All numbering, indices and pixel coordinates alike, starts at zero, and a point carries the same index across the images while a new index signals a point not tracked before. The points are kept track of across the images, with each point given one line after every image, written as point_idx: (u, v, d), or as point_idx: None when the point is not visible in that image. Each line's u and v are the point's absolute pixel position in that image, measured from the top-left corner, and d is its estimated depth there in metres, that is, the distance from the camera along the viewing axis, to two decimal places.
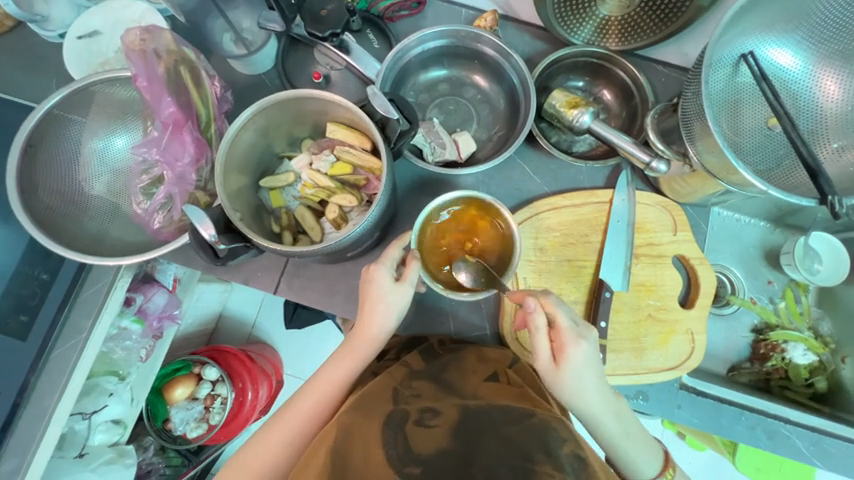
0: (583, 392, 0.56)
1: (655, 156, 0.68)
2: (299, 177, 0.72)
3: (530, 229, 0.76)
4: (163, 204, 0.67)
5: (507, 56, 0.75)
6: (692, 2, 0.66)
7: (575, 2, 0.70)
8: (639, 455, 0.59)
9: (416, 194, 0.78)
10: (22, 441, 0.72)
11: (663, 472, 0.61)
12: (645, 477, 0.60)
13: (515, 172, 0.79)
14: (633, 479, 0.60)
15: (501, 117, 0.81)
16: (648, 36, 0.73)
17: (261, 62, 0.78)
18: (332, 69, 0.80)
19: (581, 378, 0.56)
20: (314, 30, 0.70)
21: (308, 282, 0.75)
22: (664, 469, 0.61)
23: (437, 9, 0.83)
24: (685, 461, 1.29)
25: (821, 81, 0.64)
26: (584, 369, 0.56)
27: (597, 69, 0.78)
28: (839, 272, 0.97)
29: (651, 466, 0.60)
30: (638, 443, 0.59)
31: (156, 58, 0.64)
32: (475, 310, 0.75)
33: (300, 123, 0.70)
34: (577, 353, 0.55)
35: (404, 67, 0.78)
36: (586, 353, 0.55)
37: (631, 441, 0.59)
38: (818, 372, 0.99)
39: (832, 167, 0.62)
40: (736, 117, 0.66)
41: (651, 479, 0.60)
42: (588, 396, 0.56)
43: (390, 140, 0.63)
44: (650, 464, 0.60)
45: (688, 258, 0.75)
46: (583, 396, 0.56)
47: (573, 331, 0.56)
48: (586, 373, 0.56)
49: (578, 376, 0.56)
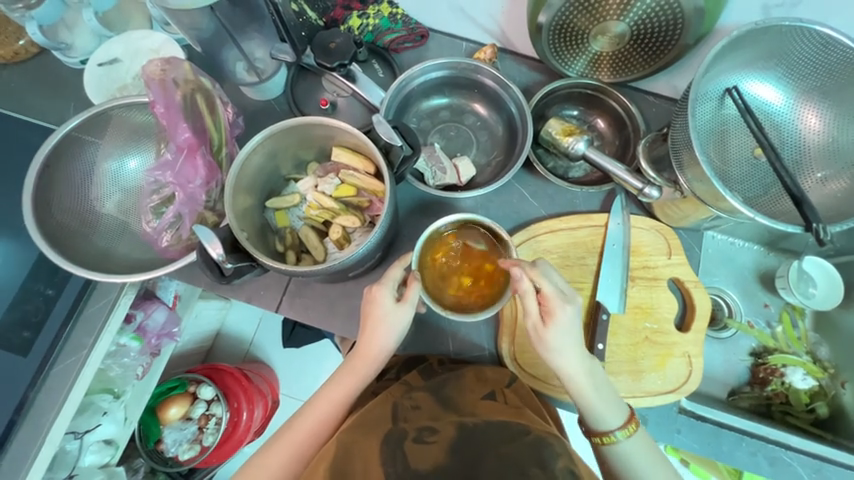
0: (561, 351, 0.59)
1: (647, 182, 0.71)
2: (304, 198, 0.74)
3: (528, 250, 0.78)
4: (171, 223, 0.69)
5: (505, 86, 0.79)
6: (677, 40, 0.69)
7: (568, 39, 0.73)
8: (604, 406, 0.59)
9: (417, 216, 0.80)
10: (16, 460, 0.71)
11: (624, 427, 0.59)
12: (606, 428, 0.59)
13: (513, 195, 0.82)
14: (593, 429, 0.60)
15: (500, 143, 0.84)
16: (639, 70, 0.76)
17: (271, 89, 0.82)
18: (338, 96, 0.84)
19: (563, 338, 0.58)
20: (322, 61, 0.76)
21: (309, 301, 0.76)
22: (626, 425, 0.59)
23: (439, 42, 0.88)
24: None
25: (802, 114, 0.67)
26: (569, 332, 0.58)
27: (591, 99, 0.82)
28: (835, 283, 0.99)
29: (613, 418, 0.59)
30: (604, 397, 0.60)
31: (174, 86, 0.68)
32: (475, 330, 0.76)
33: (307, 147, 0.74)
34: (563, 314, 0.57)
35: (407, 95, 0.82)
36: (571, 313, 0.58)
37: (599, 392, 0.60)
38: (818, 397, 0.99)
39: (817, 196, 0.65)
40: (723, 147, 0.69)
41: (610, 432, 0.59)
42: (564, 353, 0.58)
43: (394, 165, 0.66)
44: (612, 415, 0.59)
45: (683, 282, 0.77)
46: (561, 353, 0.59)
47: (559, 296, 0.58)
48: (570, 332, 0.58)
49: (561, 336, 0.58)
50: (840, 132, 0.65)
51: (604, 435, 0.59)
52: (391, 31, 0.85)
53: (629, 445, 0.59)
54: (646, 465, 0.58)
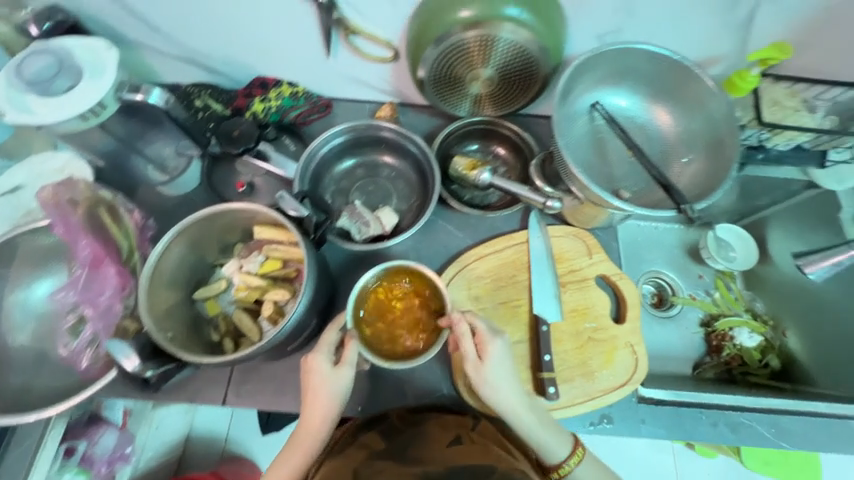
0: (502, 385, 0.61)
1: (547, 196, 0.78)
2: (231, 282, 0.74)
3: (462, 281, 0.82)
4: (91, 339, 0.68)
5: (406, 136, 0.86)
6: (538, 73, 0.76)
7: (449, 86, 0.81)
8: (552, 439, 0.61)
9: (351, 272, 0.82)
10: None
11: (574, 455, 0.62)
12: (557, 461, 0.62)
13: (439, 232, 0.86)
14: (548, 465, 0.62)
15: (415, 187, 0.89)
16: (517, 102, 0.84)
17: (187, 182, 0.84)
18: (255, 176, 0.87)
19: (501, 372, 0.62)
20: (229, 149, 0.80)
21: (257, 384, 0.74)
22: (574, 453, 0.62)
23: (344, 108, 0.97)
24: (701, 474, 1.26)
25: (659, 111, 0.77)
26: (504, 365, 0.62)
27: (487, 132, 0.91)
28: (743, 242, 1.10)
29: (562, 449, 0.62)
30: (549, 429, 0.62)
31: (72, 205, 0.69)
32: (429, 371, 0.76)
33: (230, 230, 0.75)
34: (496, 348, 0.62)
35: (320, 162, 0.87)
36: (503, 347, 0.63)
37: (543, 425, 0.62)
38: (769, 351, 1.07)
39: (689, 177, 0.74)
40: (602, 151, 0.79)
41: (563, 463, 0.62)
42: (507, 387, 0.62)
43: (309, 233, 0.68)
44: (560, 446, 0.62)
45: (608, 276, 0.82)
46: (502, 390, 0.61)
47: (489, 332, 0.64)
48: (507, 367, 0.62)
49: (498, 371, 0.62)
50: (691, 121, 0.75)
51: (558, 469, 0.62)
52: (294, 107, 0.92)
53: (581, 470, 0.62)
54: None
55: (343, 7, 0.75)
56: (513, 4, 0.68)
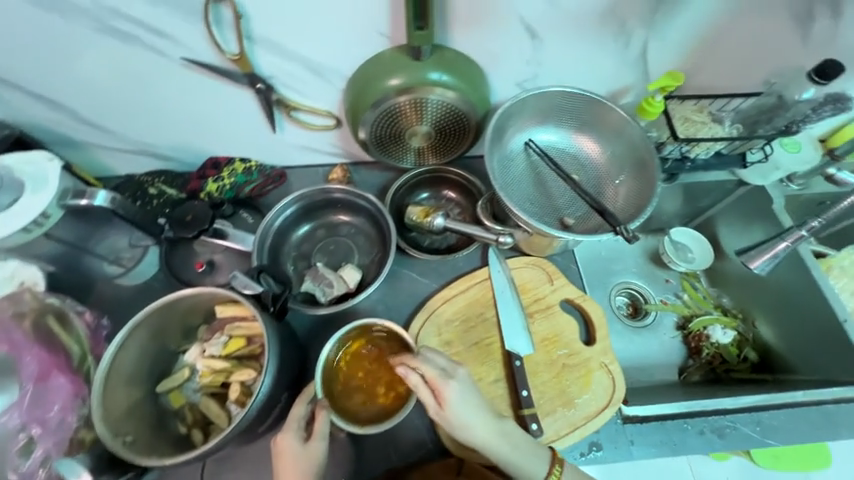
0: (467, 427, 0.60)
1: (499, 233, 0.81)
2: (194, 369, 0.72)
3: (432, 327, 0.82)
4: (42, 459, 0.62)
5: (359, 195, 0.89)
6: (470, 123, 0.80)
7: (390, 142, 0.85)
8: (530, 463, 0.62)
9: (320, 336, 0.81)
10: None
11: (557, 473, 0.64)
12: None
13: (404, 281, 0.88)
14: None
15: (375, 240, 0.91)
16: (458, 148, 0.88)
17: (145, 270, 0.84)
18: (214, 254, 0.87)
19: (464, 414, 0.60)
20: (183, 233, 0.81)
21: (232, 474, 0.70)
22: (553, 472, 0.63)
23: (299, 175, 1.00)
24: None
25: (585, 142, 0.84)
26: (466, 405, 0.60)
27: (435, 179, 0.96)
28: (700, 240, 1.16)
29: (543, 469, 0.63)
30: (525, 452, 0.62)
31: (17, 319, 0.67)
32: (412, 427, 0.74)
33: (192, 314, 0.74)
34: (451, 391, 0.60)
35: (278, 231, 0.89)
36: (459, 388, 0.61)
37: (520, 452, 0.62)
38: (745, 344, 1.09)
39: (623, 198, 0.80)
40: (542, 184, 0.84)
41: None
42: (473, 425, 0.60)
43: (268, 306, 0.68)
44: (538, 467, 0.63)
45: (572, 300, 0.85)
46: (471, 429, 0.60)
47: (441, 374, 0.61)
48: (469, 406, 0.61)
49: (460, 413, 0.60)
50: (615, 148, 0.82)
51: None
52: (248, 182, 0.95)
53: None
54: None
55: (281, 88, 0.80)
56: (435, 68, 0.72)
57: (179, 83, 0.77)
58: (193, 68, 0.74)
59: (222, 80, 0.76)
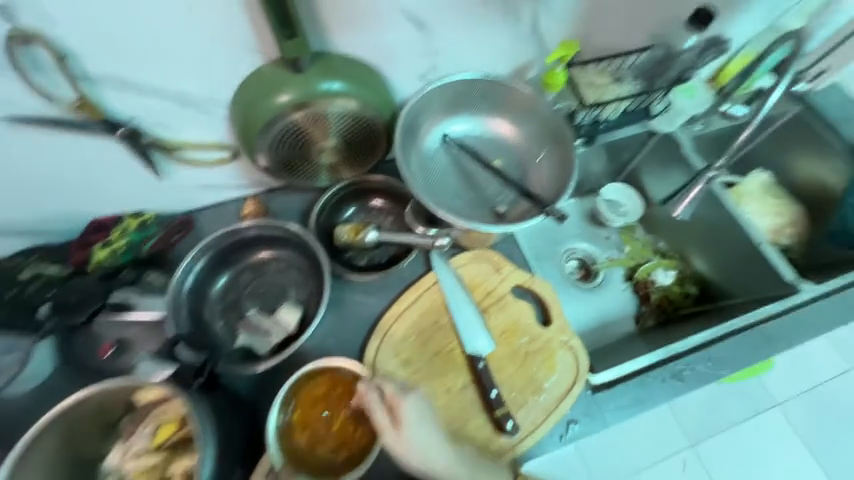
0: (424, 443, 0.60)
1: (433, 236, 0.79)
2: (122, 473, 0.63)
3: (389, 348, 0.77)
4: None
5: (280, 227, 0.81)
6: (379, 128, 0.74)
7: (297, 165, 0.77)
8: None
9: (269, 391, 0.73)
10: None
11: None
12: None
13: (350, 307, 0.82)
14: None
15: (309, 271, 0.83)
16: (373, 158, 0.82)
17: (39, 370, 0.71)
18: (125, 330, 0.76)
19: (421, 431, 0.60)
20: (75, 317, 0.70)
21: None
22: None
23: (207, 216, 0.89)
24: None
25: (501, 125, 0.82)
26: (422, 422, 0.61)
27: (359, 192, 0.89)
28: (629, 193, 1.20)
29: None
30: (480, 469, 0.62)
31: None
32: (388, 460, 0.69)
33: (110, 408, 0.62)
34: (409, 408, 0.61)
35: (195, 288, 0.79)
36: (416, 404, 0.61)
37: (474, 470, 0.62)
38: (686, 281, 1.16)
39: (548, 174, 0.79)
40: (466, 177, 0.81)
41: None
42: (429, 444, 0.60)
43: (190, 385, 0.58)
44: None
45: (522, 284, 0.84)
46: (427, 447, 0.60)
47: (400, 394, 0.62)
48: (425, 424, 0.61)
49: (417, 431, 0.60)
50: (530, 125, 0.80)
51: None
52: (147, 238, 0.81)
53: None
54: None
55: (152, 128, 0.69)
56: (324, 76, 0.65)
57: (18, 147, 0.64)
58: (28, 127, 0.61)
59: (73, 134, 0.64)
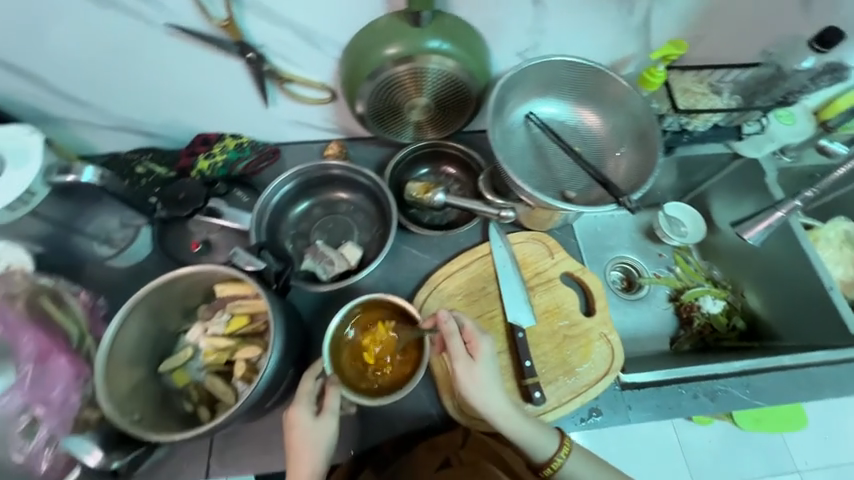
0: (490, 386, 0.63)
1: (500, 208, 0.82)
2: (198, 348, 0.72)
3: (435, 302, 0.83)
4: (49, 438, 0.62)
5: (358, 172, 0.88)
6: (471, 94, 0.78)
7: (389, 116, 0.83)
8: (538, 436, 0.62)
9: (323, 314, 0.81)
10: None
11: (562, 448, 0.64)
12: (548, 456, 0.63)
13: (406, 258, 0.87)
14: (540, 463, 0.63)
15: (375, 217, 0.90)
16: (458, 122, 0.86)
17: (138, 251, 0.82)
18: (210, 233, 0.85)
19: (490, 373, 0.64)
20: (177, 212, 0.78)
21: (240, 449, 0.70)
22: (562, 445, 0.64)
23: (293, 151, 0.98)
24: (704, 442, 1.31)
25: (585, 116, 0.83)
26: (493, 363, 0.65)
27: (434, 155, 0.94)
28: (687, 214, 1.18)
29: (550, 443, 0.63)
30: (534, 427, 0.63)
31: (10, 300, 0.65)
32: (417, 399, 0.75)
33: (190, 295, 0.73)
34: (485, 346, 0.65)
35: (274, 210, 0.87)
36: (491, 347, 0.65)
37: (531, 425, 0.63)
38: (734, 313, 1.12)
39: (624, 170, 0.79)
40: (542, 158, 0.83)
41: (552, 459, 0.63)
42: (493, 390, 0.63)
43: (271, 284, 0.67)
44: (547, 441, 0.63)
45: (572, 273, 0.86)
46: (490, 391, 0.63)
47: (478, 331, 0.67)
48: (494, 371, 0.64)
49: (487, 371, 0.63)
50: (616, 119, 0.81)
51: (550, 465, 0.63)
52: (241, 159, 0.91)
53: (573, 462, 0.63)
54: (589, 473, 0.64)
55: (273, 58, 0.77)
56: (434, 35, 0.69)
57: (164, 53, 0.73)
58: (179, 36, 0.70)
59: (211, 50, 0.73)
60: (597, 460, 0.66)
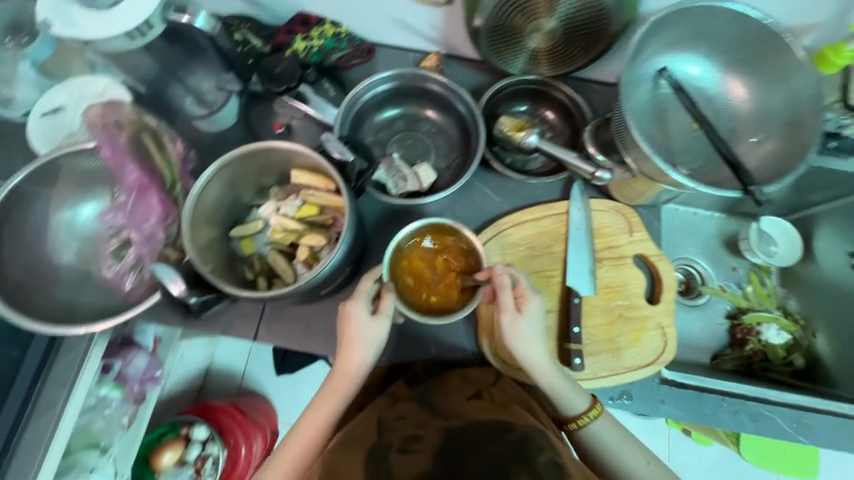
0: (526, 341, 0.61)
1: (598, 166, 0.74)
2: (267, 224, 0.74)
3: (496, 246, 0.80)
4: (134, 264, 0.71)
5: (453, 90, 0.82)
6: (607, 28, 0.72)
7: (507, 38, 0.77)
8: (570, 391, 0.61)
9: (384, 227, 0.81)
10: None
11: (591, 410, 0.61)
12: (576, 412, 0.61)
13: (477, 195, 0.84)
14: (565, 416, 0.61)
15: (457, 145, 0.86)
16: (577, 61, 0.80)
17: (224, 119, 0.82)
18: (293, 118, 0.83)
19: (536, 326, 0.61)
20: (271, 87, 0.78)
21: (287, 324, 0.76)
22: (593, 407, 0.61)
23: (387, 56, 0.91)
24: (695, 459, 1.29)
25: (730, 86, 0.71)
26: (540, 321, 0.62)
27: (538, 94, 0.85)
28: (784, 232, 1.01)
29: (580, 401, 0.61)
30: (567, 382, 0.62)
31: (118, 128, 0.70)
32: (455, 331, 0.76)
33: (267, 172, 0.74)
34: (535, 304, 0.62)
35: (359, 111, 0.84)
36: (541, 305, 0.62)
37: (566, 379, 0.62)
38: (794, 350, 1.00)
39: (754, 159, 0.69)
40: (664, 123, 0.73)
41: (580, 416, 0.61)
42: (537, 340, 0.61)
43: (351, 180, 0.68)
44: (579, 398, 0.61)
45: (647, 256, 0.80)
46: (533, 341, 0.61)
47: (530, 288, 0.63)
48: (542, 324, 0.62)
49: (534, 324, 0.61)
50: (767, 99, 0.69)
51: (576, 421, 0.61)
52: (337, 49, 0.86)
53: (600, 425, 0.61)
54: (616, 445, 0.60)
55: None
56: None
57: None
58: None
59: None
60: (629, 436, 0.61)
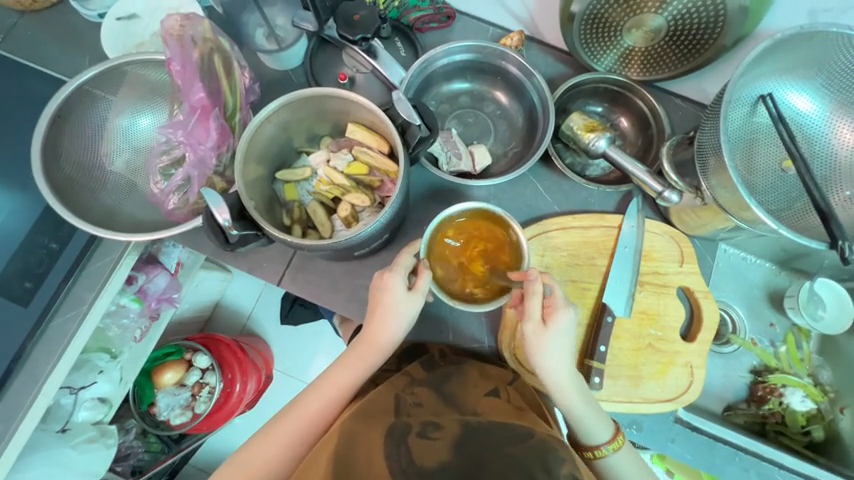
0: (561, 356, 0.60)
1: (668, 186, 0.69)
2: (315, 173, 0.73)
3: (538, 246, 0.76)
4: (179, 185, 0.70)
5: (530, 76, 0.77)
6: (715, 40, 0.67)
7: (601, 32, 0.72)
8: (593, 421, 0.60)
9: (427, 202, 0.78)
10: (17, 397, 0.73)
11: (612, 441, 0.60)
12: (595, 441, 0.60)
13: (528, 190, 0.80)
14: (583, 443, 0.61)
15: (518, 134, 0.82)
16: (670, 69, 0.75)
17: (289, 59, 0.80)
18: (358, 72, 0.81)
19: (560, 342, 0.60)
20: (345, 32, 0.71)
21: (312, 277, 0.76)
22: (615, 439, 0.60)
23: (465, 25, 0.84)
24: None
25: (837, 128, 0.65)
26: (567, 335, 0.60)
27: (616, 96, 0.80)
28: (835, 290, 0.87)
29: (602, 431, 0.60)
30: (593, 411, 0.61)
31: (192, 44, 0.68)
32: (477, 322, 0.75)
33: (321, 121, 0.72)
34: (565, 318, 0.60)
35: (429, 76, 0.80)
36: (571, 319, 0.60)
37: (589, 406, 0.61)
38: (815, 420, 0.88)
39: (843, 214, 0.63)
40: (750, 155, 0.67)
41: (600, 446, 0.60)
42: (564, 359, 0.60)
43: (409, 145, 0.65)
44: (602, 429, 0.60)
45: (692, 291, 0.75)
46: (556, 359, 0.60)
47: (563, 300, 0.61)
48: (568, 340, 0.61)
49: (559, 339, 0.60)
50: None
51: (594, 450, 0.60)
52: (417, 8, 0.81)
53: (616, 457, 0.60)
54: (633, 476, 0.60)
55: None
56: None
57: None
58: None
59: None
60: (645, 466, 0.62)
